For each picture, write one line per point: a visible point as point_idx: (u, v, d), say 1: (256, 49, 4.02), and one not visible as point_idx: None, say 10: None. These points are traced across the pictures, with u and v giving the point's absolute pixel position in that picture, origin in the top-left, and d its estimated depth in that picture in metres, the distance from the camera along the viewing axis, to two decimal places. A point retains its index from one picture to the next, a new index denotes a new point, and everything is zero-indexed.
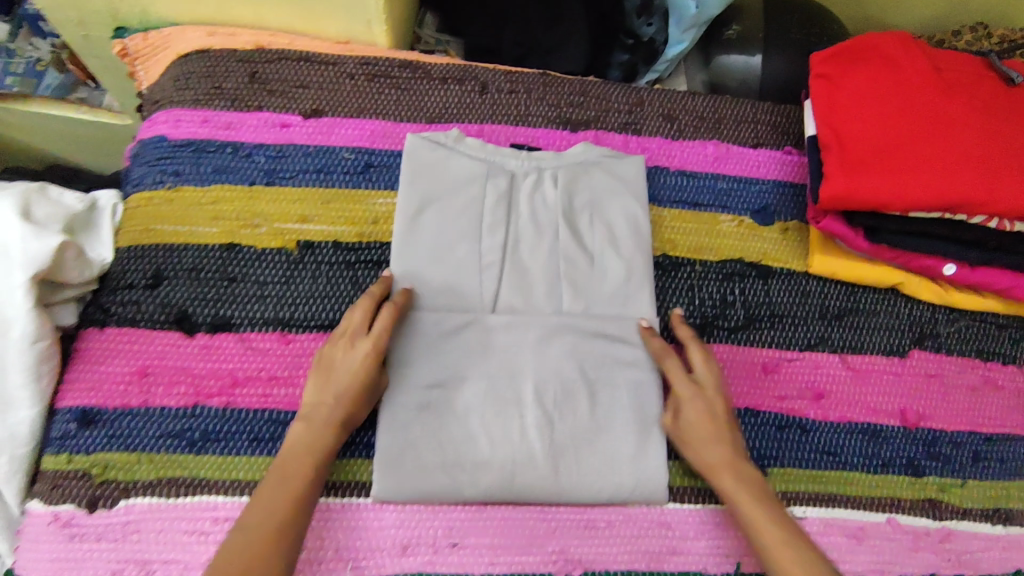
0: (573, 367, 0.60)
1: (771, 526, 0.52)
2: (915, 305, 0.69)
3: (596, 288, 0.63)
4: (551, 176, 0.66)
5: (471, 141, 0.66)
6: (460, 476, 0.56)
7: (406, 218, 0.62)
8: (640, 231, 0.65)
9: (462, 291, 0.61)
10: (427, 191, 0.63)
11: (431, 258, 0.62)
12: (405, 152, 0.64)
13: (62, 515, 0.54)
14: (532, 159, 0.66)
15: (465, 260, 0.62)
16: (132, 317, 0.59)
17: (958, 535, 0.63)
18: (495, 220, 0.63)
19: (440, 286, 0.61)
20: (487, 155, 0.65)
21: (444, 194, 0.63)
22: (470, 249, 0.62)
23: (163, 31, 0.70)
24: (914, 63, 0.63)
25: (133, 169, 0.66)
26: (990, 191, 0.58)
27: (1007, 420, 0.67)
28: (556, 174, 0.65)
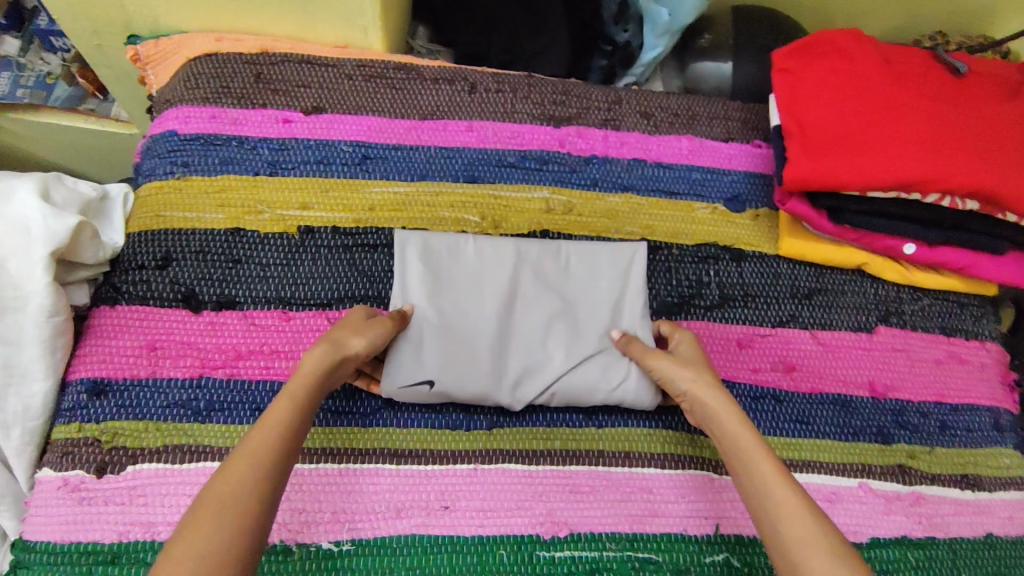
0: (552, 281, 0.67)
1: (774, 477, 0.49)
2: (880, 284, 0.73)
3: (594, 337, 0.65)
4: (550, 260, 0.67)
5: (466, 247, 0.66)
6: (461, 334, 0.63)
7: (404, 267, 0.64)
8: (634, 280, 0.67)
9: (455, 335, 0.63)
10: (427, 253, 0.65)
11: (433, 314, 0.63)
12: (401, 253, 0.65)
13: (71, 480, 0.57)
14: (527, 260, 0.67)
15: (466, 313, 0.64)
16: (142, 295, 0.63)
17: (929, 499, 0.66)
18: (496, 276, 0.65)
19: (443, 339, 0.63)
20: (481, 258, 0.66)
21: (439, 264, 0.65)
22: (471, 304, 0.64)
23: (172, 37, 0.75)
24: (867, 55, 0.68)
25: (144, 162, 0.70)
26: (938, 169, 0.63)
27: (970, 392, 0.71)
28: (555, 258, 0.68)
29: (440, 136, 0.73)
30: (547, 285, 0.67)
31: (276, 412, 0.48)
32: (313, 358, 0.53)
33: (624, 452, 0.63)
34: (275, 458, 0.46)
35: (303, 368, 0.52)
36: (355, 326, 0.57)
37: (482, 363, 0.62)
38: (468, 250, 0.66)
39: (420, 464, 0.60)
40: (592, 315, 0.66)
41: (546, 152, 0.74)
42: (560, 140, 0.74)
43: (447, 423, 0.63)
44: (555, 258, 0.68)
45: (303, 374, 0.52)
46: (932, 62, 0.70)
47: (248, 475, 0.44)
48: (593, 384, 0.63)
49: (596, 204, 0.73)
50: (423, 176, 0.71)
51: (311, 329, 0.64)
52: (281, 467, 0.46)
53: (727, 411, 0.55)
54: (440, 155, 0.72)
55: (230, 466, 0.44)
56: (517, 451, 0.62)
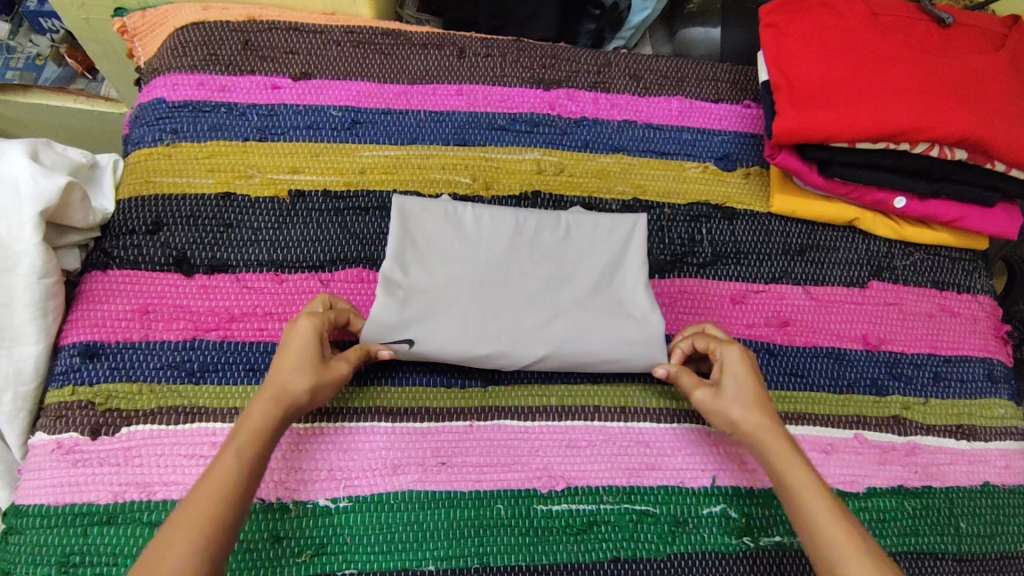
0: (551, 250, 0.65)
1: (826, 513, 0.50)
2: (872, 240, 0.74)
3: (591, 308, 0.63)
4: (550, 229, 0.66)
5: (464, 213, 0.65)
6: (449, 293, 0.61)
7: (400, 227, 0.63)
8: (634, 250, 0.66)
9: (440, 295, 0.61)
10: (421, 225, 0.64)
11: (420, 275, 0.62)
12: (396, 212, 0.64)
13: (66, 442, 0.56)
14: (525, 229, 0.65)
15: (457, 279, 0.62)
16: (134, 260, 0.62)
17: (924, 449, 0.66)
18: (489, 246, 0.64)
19: (428, 301, 0.61)
20: (478, 223, 0.65)
21: (434, 227, 0.64)
22: (464, 268, 0.63)
23: (160, 8, 0.75)
24: (852, 8, 0.69)
25: (133, 130, 0.70)
26: (925, 119, 0.63)
27: (963, 344, 0.71)
28: (556, 227, 0.66)
29: (430, 100, 0.73)
30: (543, 253, 0.65)
31: (217, 478, 0.48)
32: (260, 411, 0.52)
33: (620, 408, 0.63)
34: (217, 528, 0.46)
35: (248, 419, 0.51)
36: (308, 365, 0.54)
37: (474, 328, 0.60)
38: (462, 220, 0.65)
39: (416, 421, 0.60)
40: (589, 284, 0.65)
41: (536, 115, 0.74)
42: (550, 103, 0.74)
43: (442, 382, 0.62)
44: (552, 228, 0.66)
45: (248, 431, 0.51)
46: (919, 14, 0.70)
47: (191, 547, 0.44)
48: (591, 352, 0.61)
49: (587, 165, 0.73)
50: (414, 139, 0.71)
51: (304, 291, 0.64)
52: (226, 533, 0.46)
53: (778, 444, 0.54)
54: (430, 119, 0.72)
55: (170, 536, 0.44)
56: (512, 408, 0.62)
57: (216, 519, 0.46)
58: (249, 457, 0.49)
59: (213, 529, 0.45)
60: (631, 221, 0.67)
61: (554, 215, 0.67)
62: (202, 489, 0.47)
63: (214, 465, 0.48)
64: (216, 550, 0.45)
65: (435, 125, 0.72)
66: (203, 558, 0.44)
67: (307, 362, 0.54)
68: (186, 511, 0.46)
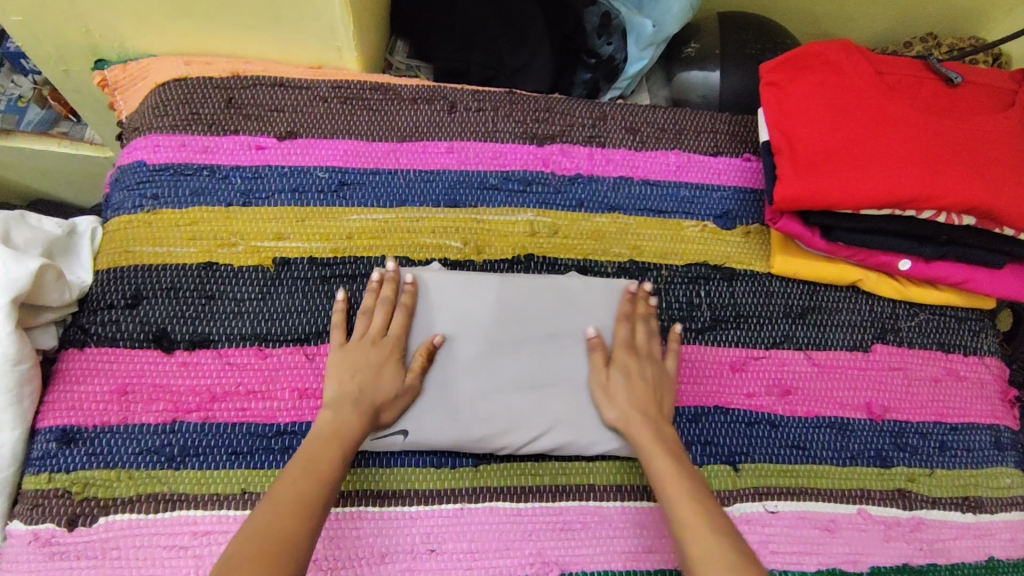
0: (534, 314, 0.63)
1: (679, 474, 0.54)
2: (876, 301, 0.72)
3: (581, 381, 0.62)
4: (535, 292, 0.64)
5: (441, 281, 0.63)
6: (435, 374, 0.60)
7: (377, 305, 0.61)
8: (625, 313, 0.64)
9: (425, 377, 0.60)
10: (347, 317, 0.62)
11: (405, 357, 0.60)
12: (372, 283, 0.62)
13: (41, 534, 0.54)
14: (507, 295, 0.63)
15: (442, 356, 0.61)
16: (113, 336, 0.61)
17: (929, 524, 0.64)
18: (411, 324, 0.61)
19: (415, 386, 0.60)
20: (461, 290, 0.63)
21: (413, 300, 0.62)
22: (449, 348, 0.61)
23: (141, 62, 0.72)
24: (856, 67, 0.67)
25: (113, 195, 0.68)
26: (933, 186, 0.61)
27: (968, 410, 0.70)
28: (541, 289, 0.64)
29: (419, 158, 0.70)
30: (530, 324, 0.63)
31: (341, 431, 0.54)
32: (349, 420, 0.55)
33: (616, 486, 0.62)
34: (328, 473, 0.51)
35: (346, 391, 0.57)
36: (369, 372, 0.58)
37: (450, 412, 0.60)
38: (365, 304, 0.61)
39: (405, 505, 0.58)
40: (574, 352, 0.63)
41: (529, 172, 0.71)
42: (543, 159, 0.72)
43: (430, 461, 0.60)
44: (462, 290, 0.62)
45: (340, 426, 0.55)
46: (925, 72, 0.68)
47: (314, 482, 0.50)
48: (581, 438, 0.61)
49: (581, 225, 0.70)
50: (403, 201, 0.69)
51: (288, 367, 0.61)
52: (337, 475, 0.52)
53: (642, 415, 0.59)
54: (420, 178, 0.70)
55: (279, 518, 0.47)
56: (505, 488, 0.60)
57: (332, 466, 0.52)
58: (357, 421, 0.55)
59: (333, 472, 0.52)
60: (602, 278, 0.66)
61: (498, 279, 0.63)
62: (327, 440, 0.53)
63: (331, 424, 0.55)
64: (332, 484, 0.51)
65: (426, 183, 0.70)
66: (327, 484, 0.51)
67: (373, 370, 0.58)
68: (309, 454, 0.52)
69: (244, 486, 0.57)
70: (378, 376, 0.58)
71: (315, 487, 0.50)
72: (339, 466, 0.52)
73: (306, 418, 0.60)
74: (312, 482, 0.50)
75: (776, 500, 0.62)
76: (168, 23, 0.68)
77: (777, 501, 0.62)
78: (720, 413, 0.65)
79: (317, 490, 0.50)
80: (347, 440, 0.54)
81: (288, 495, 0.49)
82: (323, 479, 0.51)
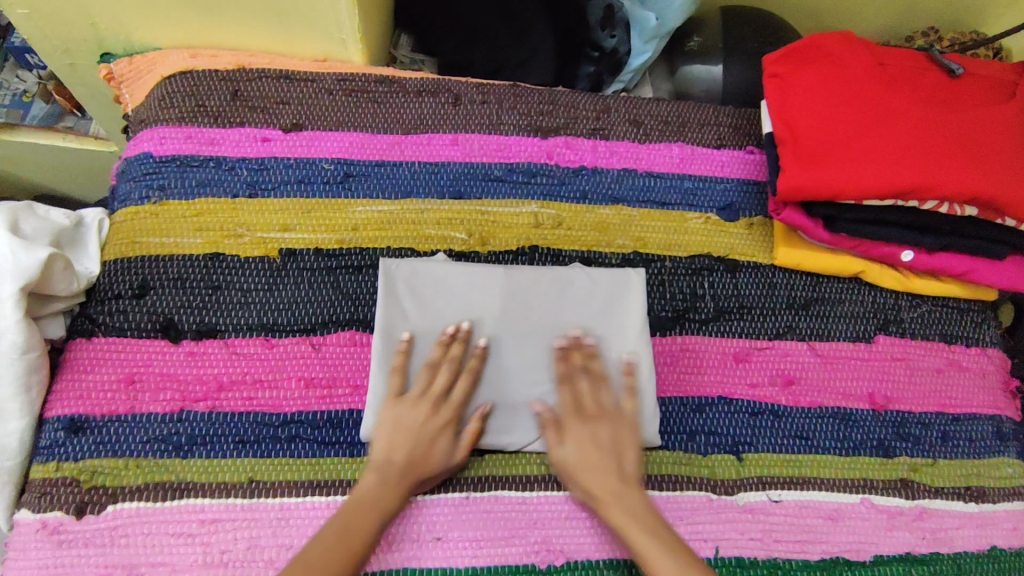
0: (541, 305, 0.63)
1: (664, 551, 0.53)
2: (878, 292, 0.72)
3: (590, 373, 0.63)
4: (541, 283, 0.64)
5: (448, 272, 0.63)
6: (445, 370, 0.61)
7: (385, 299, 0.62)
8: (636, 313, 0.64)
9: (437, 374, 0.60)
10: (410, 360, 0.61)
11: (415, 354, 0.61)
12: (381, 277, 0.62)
13: (50, 522, 0.55)
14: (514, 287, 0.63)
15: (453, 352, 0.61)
16: (120, 326, 0.61)
17: (931, 513, 0.64)
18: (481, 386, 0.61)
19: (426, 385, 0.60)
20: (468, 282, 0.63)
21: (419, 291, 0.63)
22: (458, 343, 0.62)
23: (147, 55, 0.73)
24: (859, 59, 0.67)
25: (120, 186, 0.68)
26: (935, 177, 0.61)
27: (970, 400, 0.70)
28: (546, 280, 0.64)
29: (425, 151, 0.71)
30: (537, 316, 0.63)
31: (383, 503, 0.55)
32: (391, 492, 0.55)
33: None
34: (358, 552, 0.52)
35: (394, 454, 0.56)
36: (418, 439, 0.57)
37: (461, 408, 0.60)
38: (432, 356, 0.60)
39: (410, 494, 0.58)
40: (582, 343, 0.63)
41: (533, 164, 0.71)
42: (548, 151, 0.72)
43: None
44: (528, 345, 0.62)
45: (377, 494, 0.55)
46: (927, 64, 0.68)
47: (343, 561, 0.51)
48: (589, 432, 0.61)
49: (585, 217, 0.71)
50: (408, 194, 0.69)
51: (294, 356, 0.62)
52: (365, 554, 0.53)
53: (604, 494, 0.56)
54: (425, 171, 0.70)
55: None
56: (511, 477, 0.60)
57: (363, 543, 0.52)
58: (399, 497, 0.55)
59: (362, 552, 0.52)
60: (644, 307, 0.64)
61: (503, 270, 0.64)
62: (361, 507, 0.54)
63: (371, 492, 0.55)
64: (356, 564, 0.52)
65: (431, 175, 0.70)
66: (351, 562, 0.51)
67: (427, 434, 0.57)
68: (348, 522, 0.53)
69: (251, 475, 0.57)
70: (433, 445, 0.57)
71: (342, 567, 0.51)
72: (368, 547, 0.53)
73: (312, 407, 0.60)
74: (337, 558, 0.51)
75: (779, 489, 0.63)
76: (174, 16, 0.69)
77: (780, 490, 0.62)
78: (724, 403, 0.65)
79: (343, 569, 0.51)
80: (382, 514, 0.54)
81: (311, 569, 0.50)
82: (352, 559, 0.51)
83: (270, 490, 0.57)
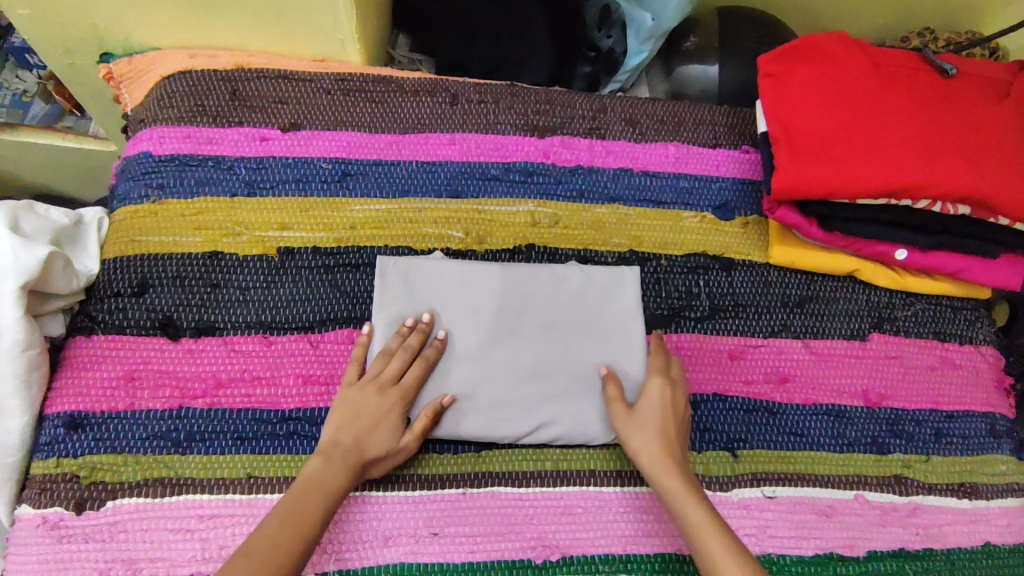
0: (532, 300, 0.65)
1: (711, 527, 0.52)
2: (873, 290, 0.72)
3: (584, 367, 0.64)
4: (535, 279, 0.65)
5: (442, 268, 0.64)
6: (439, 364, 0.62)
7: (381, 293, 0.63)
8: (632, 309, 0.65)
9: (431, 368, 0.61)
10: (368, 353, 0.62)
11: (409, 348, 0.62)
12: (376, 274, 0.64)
13: (50, 517, 0.55)
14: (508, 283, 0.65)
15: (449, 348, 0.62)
16: (120, 324, 0.62)
17: (925, 509, 0.65)
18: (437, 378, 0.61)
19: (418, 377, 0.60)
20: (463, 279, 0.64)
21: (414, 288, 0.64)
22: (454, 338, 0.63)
23: (147, 55, 0.73)
24: (853, 58, 0.68)
25: (119, 185, 0.68)
26: (927, 175, 0.62)
27: (965, 397, 0.70)
28: (539, 276, 0.65)
29: (422, 150, 0.71)
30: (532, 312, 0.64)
31: (330, 480, 0.53)
32: (335, 470, 0.54)
33: (615, 472, 0.62)
34: (308, 530, 0.50)
35: (343, 435, 0.56)
36: (365, 420, 0.57)
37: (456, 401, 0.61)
38: (388, 346, 0.60)
39: (408, 490, 0.59)
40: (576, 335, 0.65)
41: (530, 164, 0.72)
42: (544, 151, 0.73)
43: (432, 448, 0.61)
44: (521, 339, 0.63)
45: (325, 472, 0.53)
46: (920, 64, 0.69)
47: (290, 534, 0.49)
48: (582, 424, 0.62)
49: (582, 216, 0.71)
50: (405, 192, 0.69)
51: (293, 354, 0.62)
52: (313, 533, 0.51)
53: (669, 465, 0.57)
54: (422, 170, 0.71)
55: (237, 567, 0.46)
56: (508, 474, 0.61)
57: (311, 520, 0.51)
58: (343, 475, 0.54)
59: (308, 530, 0.51)
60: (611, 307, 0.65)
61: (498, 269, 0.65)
62: (310, 485, 0.53)
63: (319, 470, 0.54)
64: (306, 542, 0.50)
65: (428, 174, 0.70)
66: (301, 537, 0.50)
67: (376, 416, 0.57)
68: (298, 500, 0.52)
69: (250, 471, 0.58)
70: (375, 429, 0.56)
71: (291, 542, 0.49)
72: (316, 526, 0.51)
73: (310, 404, 0.61)
74: (286, 532, 0.49)
75: (773, 485, 0.63)
76: (173, 16, 0.69)
77: (774, 487, 0.63)
78: (719, 400, 0.66)
79: (293, 544, 0.49)
80: (329, 493, 0.53)
81: (262, 543, 0.48)
82: (299, 532, 0.50)
83: (268, 485, 0.57)
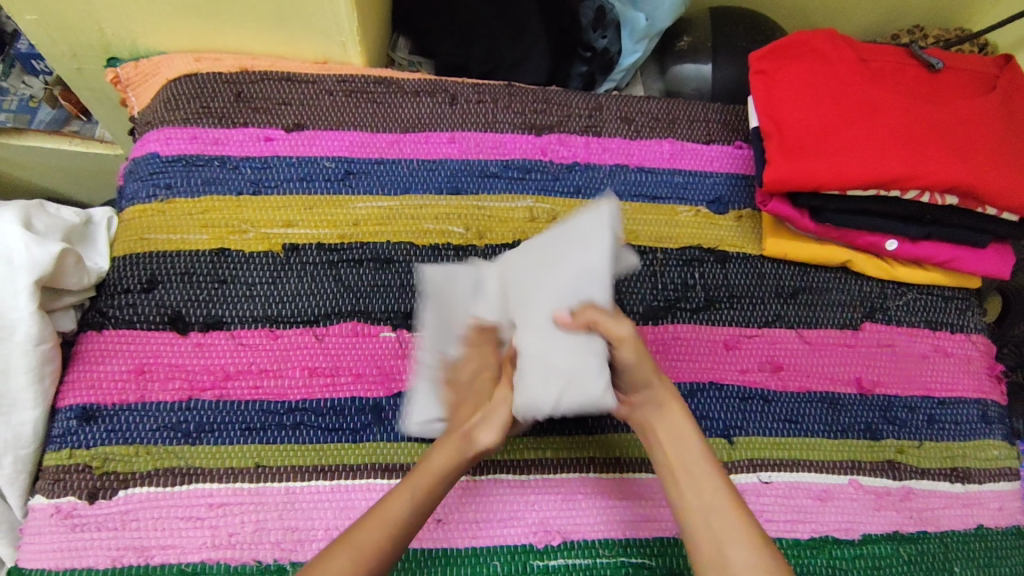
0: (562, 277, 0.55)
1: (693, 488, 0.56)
2: (865, 281, 0.74)
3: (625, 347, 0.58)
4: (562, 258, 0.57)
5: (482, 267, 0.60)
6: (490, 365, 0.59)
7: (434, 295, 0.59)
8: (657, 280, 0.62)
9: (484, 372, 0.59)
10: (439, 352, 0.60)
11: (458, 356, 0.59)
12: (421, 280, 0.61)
13: (63, 507, 0.57)
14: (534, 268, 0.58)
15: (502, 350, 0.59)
16: (129, 319, 0.63)
17: (917, 494, 0.66)
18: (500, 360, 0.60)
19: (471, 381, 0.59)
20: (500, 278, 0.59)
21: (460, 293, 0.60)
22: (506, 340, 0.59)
23: (153, 59, 0.75)
24: (841, 55, 0.70)
25: (127, 185, 0.70)
26: (915, 167, 0.63)
27: (956, 384, 0.72)
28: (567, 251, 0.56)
29: (423, 149, 0.73)
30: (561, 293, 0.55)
31: (431, 465, 0.55)
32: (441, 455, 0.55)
33: (615, 459, 0.64)
34: (404, 524, 0.52)
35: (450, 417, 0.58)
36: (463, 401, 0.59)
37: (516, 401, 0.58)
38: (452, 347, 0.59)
39: None
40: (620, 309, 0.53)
41: (528, 161, 0.74)
42: (541, 148, 0.75)
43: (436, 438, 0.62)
44: None
45: (433, 460, 0.55)
46: (906, 60, 0.71)
47: (398, 519, 0.52)
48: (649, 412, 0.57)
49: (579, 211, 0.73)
50: (407, 190, 0.71)
51: (299, 347, 0.64)
52: (418, 517, 0.53)
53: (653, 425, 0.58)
54: (423, 168, 0.72)
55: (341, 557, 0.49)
56: (509, 462, 0.62)
57: (417, 506, 0.53)
58: (442, 459, 0.55)
59: (416, 514, 0.53)
60: (596, 250, 0.52)
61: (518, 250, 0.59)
62: (416, 474, 0.55)
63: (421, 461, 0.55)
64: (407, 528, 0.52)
65: (429, 172, 0.72)
66: (404, 524, 0.52)
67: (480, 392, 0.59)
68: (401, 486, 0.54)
69: (258, 460, 0.59)
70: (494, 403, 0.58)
71: (396, 529, 0.52)
72: (419, 511, 0.53)
73: (316, 395, 0.62)
74: (389, 517, 0.52)
75: (769, 471, 0.65)
76: (179, 21, 0.71)
77: (770, 472, 0.64)
78: (715, 389, 0.67)
79: (400, 529, 0.52)
80: (445, 476, 0.55)
81: (366, 530, 0.51)
82: (406, 519, 0.52)
83: (276, 474, 0.59)
